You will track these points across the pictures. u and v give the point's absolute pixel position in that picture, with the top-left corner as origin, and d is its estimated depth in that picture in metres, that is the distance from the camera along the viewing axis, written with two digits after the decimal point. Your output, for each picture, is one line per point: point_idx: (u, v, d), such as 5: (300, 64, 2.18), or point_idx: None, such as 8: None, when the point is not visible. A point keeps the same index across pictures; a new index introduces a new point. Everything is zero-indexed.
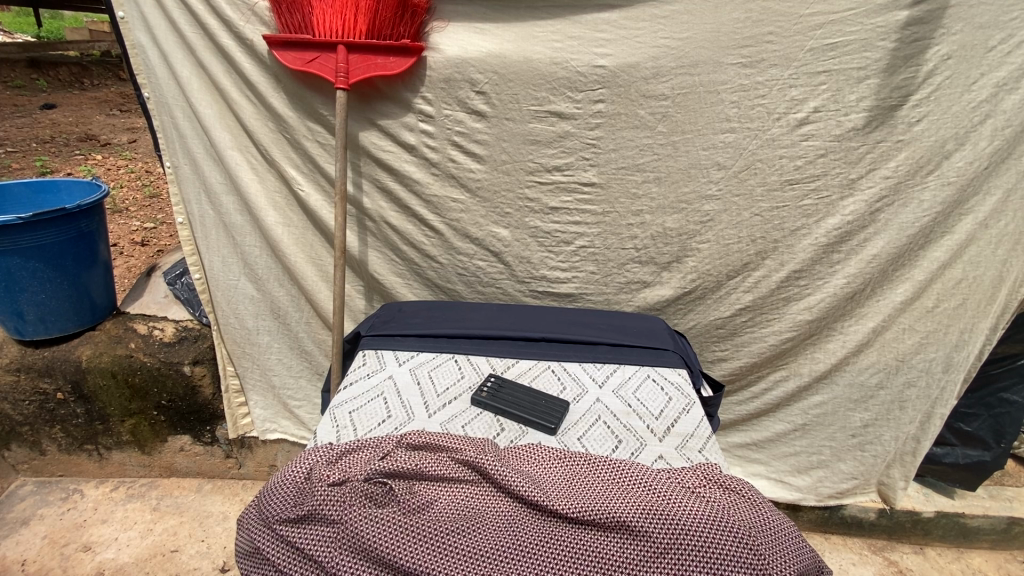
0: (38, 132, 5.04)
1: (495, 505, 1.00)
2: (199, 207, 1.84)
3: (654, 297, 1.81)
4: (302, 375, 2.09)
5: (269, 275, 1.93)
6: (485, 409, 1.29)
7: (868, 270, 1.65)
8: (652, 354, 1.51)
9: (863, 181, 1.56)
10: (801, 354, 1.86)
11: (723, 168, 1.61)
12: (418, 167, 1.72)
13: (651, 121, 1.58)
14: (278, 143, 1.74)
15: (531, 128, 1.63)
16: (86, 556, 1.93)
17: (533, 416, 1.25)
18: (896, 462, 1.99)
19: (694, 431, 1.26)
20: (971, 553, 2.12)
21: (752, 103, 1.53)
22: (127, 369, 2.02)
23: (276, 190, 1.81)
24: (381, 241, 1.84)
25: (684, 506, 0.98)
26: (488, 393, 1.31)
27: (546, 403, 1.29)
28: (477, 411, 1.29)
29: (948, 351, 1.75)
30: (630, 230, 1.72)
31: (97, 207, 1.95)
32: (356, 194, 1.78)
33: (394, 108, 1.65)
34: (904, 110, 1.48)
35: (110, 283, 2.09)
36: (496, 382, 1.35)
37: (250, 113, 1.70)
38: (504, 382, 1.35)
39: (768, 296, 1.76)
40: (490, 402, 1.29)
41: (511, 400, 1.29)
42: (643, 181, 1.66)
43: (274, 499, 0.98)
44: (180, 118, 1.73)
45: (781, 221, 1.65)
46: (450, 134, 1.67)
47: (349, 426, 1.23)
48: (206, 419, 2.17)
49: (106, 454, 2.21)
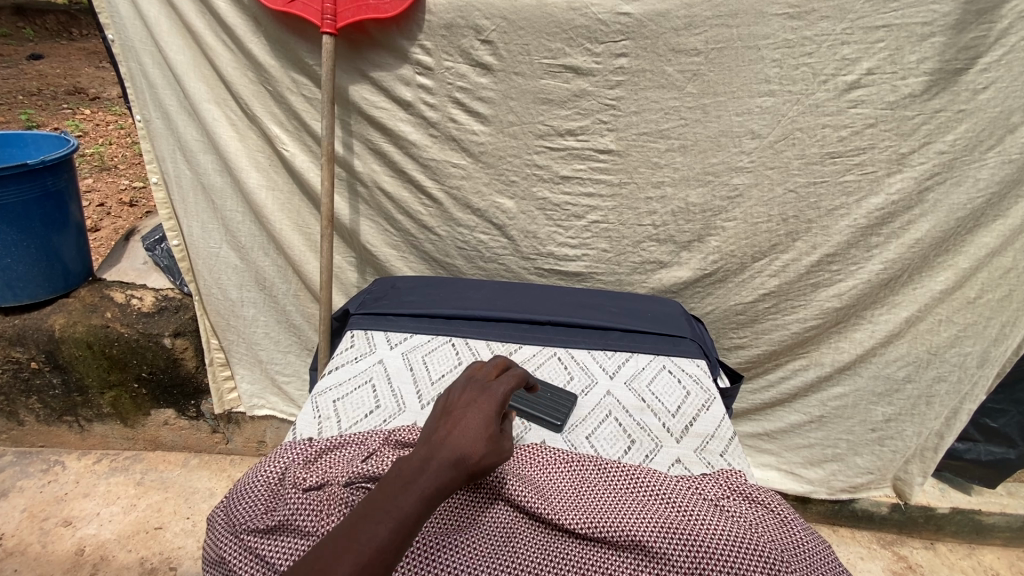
0: (25, 83, 4.79)
1: (492, 516, 0.89)
2: (175, 166, 1.67)
3: (670, 278, 1.67)
4: (291, 350, 1.97)
5: (253, 243, 1.78)
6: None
7: (910, 255, 1.50)
8: (669, 343, 1.37)
9: (914, 155, 1.40)
10: (824, 342, 1.73)
11: (758, 137, 1.43)
12: (415, 127, 1.54)
13: (680, 80, 1.40)
14: (259, 96, 1.55)
15: (544, 85, 1.45)
16: (67, 531, 1.87)
17: (537, 410, 1.13)
18: (915, 458, 1.88)
19: (715, 432, 1.14)
20: (984, 550, 2.04)
21: (796, 62, 1.34)
22: (103, 340, 1.89)
23: (258, 149, 1.64)
24: (375, 209, 1.68)
25: (706, 524, 0.87)
26: None
27: (551, 395, 1.17)
28: None
29: (986, 346, 1.61)
30: (648, 204, 1.56)
31: (64, 163, 1.79)
32: (345, 155, 1.61)
33: (388, 57, 1.46)
34: (970, 74, 1.29)
35: (84, 247, 1.94)
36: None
37: (227, 60, 1.51)
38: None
39: (795, 281, 1.61)
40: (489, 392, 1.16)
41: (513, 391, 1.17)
42: (667, 149, 1.49)
43: (244, 505, 0.88)
44: (149, 65, 1.54)
45: (818, 198, 1.49)
46: (451, 90, 1.48)
47: (332, 417, 1.11)
48: (189, 392, 2.06)
49: (87, 426, 2.12)
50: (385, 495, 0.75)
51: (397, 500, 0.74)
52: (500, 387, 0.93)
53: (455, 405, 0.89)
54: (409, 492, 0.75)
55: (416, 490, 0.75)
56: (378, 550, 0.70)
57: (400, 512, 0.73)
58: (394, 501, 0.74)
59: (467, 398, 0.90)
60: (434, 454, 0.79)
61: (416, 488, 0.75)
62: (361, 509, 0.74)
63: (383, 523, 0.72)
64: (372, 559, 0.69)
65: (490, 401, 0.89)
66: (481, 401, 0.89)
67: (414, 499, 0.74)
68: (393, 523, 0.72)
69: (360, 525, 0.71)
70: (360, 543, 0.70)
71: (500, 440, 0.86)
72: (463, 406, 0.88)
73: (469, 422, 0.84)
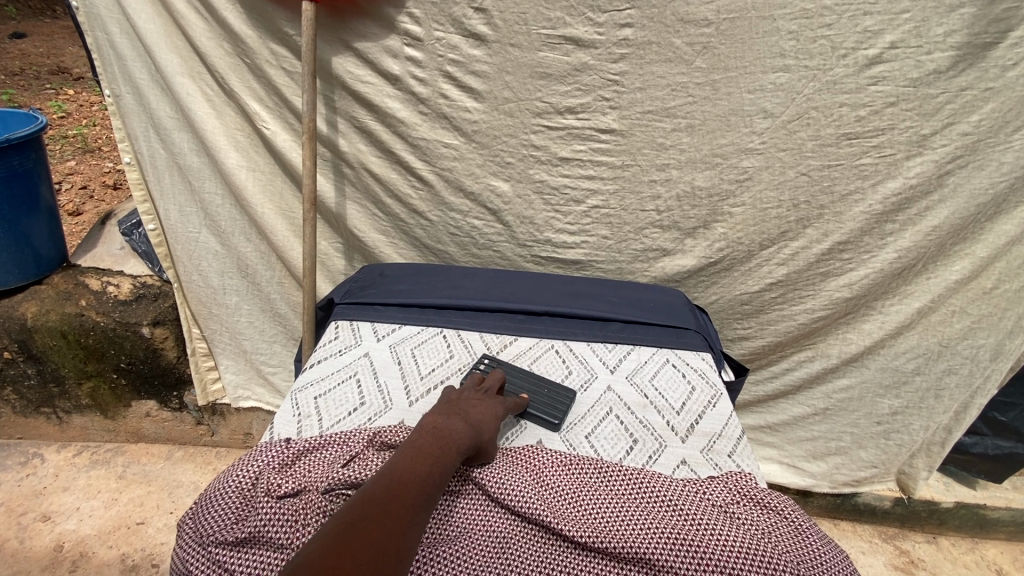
0: (5, 61, 4.60)
1: (484, 523, 0.83)
2: (149, 144, 1.57)
3: (673, 267, 1.59)
4: (277, 340, 1.89)
5: (234, 227, 1.69)
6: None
7: (926, 243, 1.42)
8: (673, 334, 1.30)
9: (936, 137, 1.31)
10: (832, 333, 1.66)
11: (769, 116, 1.35)
12: (403, 104, 1.45)
13: (689, 53, 1.31)
14: (235, 69, 1.45)
15: (542, 58, 1.35)
16: (44, 526, 1.80)
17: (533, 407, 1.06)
18: (921, 452, 1.83)
19: (722, 430, 1.07)
20: (986, 544, 2.00)
21: (814, 34, 1.25)
22: (78, 329, 1.80)
23: (237, 126, 1.54)
24: (362, 191, 1.59)
25: (715, 532, 0.80)
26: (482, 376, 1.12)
27: (548, 391, 1.10)
28: None
29: (1001, 338, 1.55)
30: (652, 187, 1.48)
31: (32, 141, 1.68)
32: (329, 134, 1.51)
33: (374, 27, 1.36)
34: (999, 49, 1.21)
35: (57, 230, 1.84)
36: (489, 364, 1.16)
37: (201, 29, 1.40)
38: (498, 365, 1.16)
39: (804, 270, 1.54)
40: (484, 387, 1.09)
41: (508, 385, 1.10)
42: (673, 129, 1.40)
43: (211, 513, 0.80)
44: (116, 34, 1.43)
45: (831, 182, 1.41)
46: (441, 63, 1.38)
47: (313, 415, 1.03)
48: (172, 383, 1.98)
49: (66, 418, 2.04)
50: (427, 446, 0.79)
51: (439, 452, 0.79)
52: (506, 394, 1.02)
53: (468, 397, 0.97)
54: (448, 449, 0.81)
55: (454, 447, 0.82)
56: (426, 490, 0.73)
57: (443, 461, 0.78)
58: (435, 451, 0.79)
59: (478, 396, 0.99)
60: (462, 421, 0.87)
61: (453, 445, 0.82)
62: (404, 455, 0.77)
63: (429, 468, 0.76)
64: (424, 494, 0.73)
65: (498, 401, 0.99)
66: (491, 398, 0.99)
67: (452, 455, 0.80)
68: (435, 471, 0.76)
69: (409, 465, 0.75)
70: (413, 479, 0.73)
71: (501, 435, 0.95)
72: (476, 399, 0.97)
73: (484, 412, 0.93)
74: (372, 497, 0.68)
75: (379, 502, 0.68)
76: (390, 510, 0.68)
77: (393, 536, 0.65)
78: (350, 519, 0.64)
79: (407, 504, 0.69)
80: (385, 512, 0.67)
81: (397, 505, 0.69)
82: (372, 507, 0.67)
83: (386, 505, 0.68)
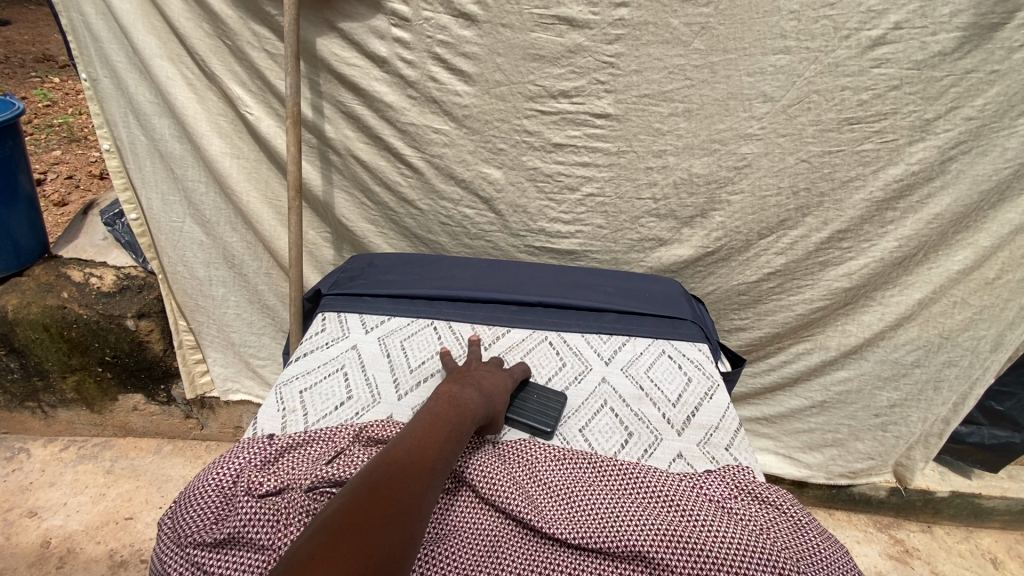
0: None
1: (475, 521, 0.80)
2: (128, 130, 1.52)
3: (670, 257, 1.56)
4: (265, 332, 1.86)
5: (219, 217, 1.64)
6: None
7: (928, 231, 1.40)
8: (669, 325, 1.27)
9: (939, 122, 1.28)
10: (830, 324, 1.63)
11: (770, 100, 1.31)
12: (391, 88, 1.40)
13: (687, 34, 1.26)
14: (216, 51, 1.39)
15: (534, 39, 1.30)
16: (30, 522, 1.77)
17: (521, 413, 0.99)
18: (918, 443, 1.81)
19: (719, 422, 1.04)
20: (981, 533, 2.01)
21: (816, 14, 1.21)
22: (60, 322, 1.75)
23: (220, 112, 1.49)
24: (350, 180, 1.55)
25: (713, 527, 0.78)
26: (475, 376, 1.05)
27: (538, 396, 1.04)
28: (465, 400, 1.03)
29: (1001, 329, 1.52)
30: (648, 175, 1.44)
31: (9, 128, 1.62)
32: (315, 119, 1.46)
33: (359, 7, 1.31)
34: (1007, 29, 1.17)
35: (37, 221, 1.79)
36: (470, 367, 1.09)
37: (179, 9, 1.34)
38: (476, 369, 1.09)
39: (802, 259, 1.51)
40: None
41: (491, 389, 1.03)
42: (670, 114, 1.36)
43: (190, 513, 0.77)
44: (91, 14, 1.37)
45: (832, 169, 1.37)
46: (430, 44, 1.34)
47: (298, 410, 1.00)
48: (159, 376, 1.94)
49: (52, 412, 2.00)
50: (442, 414, 0.82)
51: (455, 419, 0.82)
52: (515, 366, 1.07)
53: (479, 370, 1.01)
54: (462, 415, 0.84)
55: (468, 414, 0.85)
56: (446, 452, 0.76)
57: (457, 427, 0.81)
58: (450, 418, 0.82)
59: (488, 368, 1.03)
60: (475, 393, 0.91)
61: (466, 412, 0.85)
62: (421, 421, 0.79)
63: (448, 433, 0.79)
64: (444, 456, 0.75)
65: (507, 371, 1.04)
66: (501, 372, 1.03)
67: (466, 422, 0.84)
68: (454, 435, 0.80)
69: (428, 430, 0.78)
70: (433, 444, 0.75)
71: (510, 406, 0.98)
72: (486, 371, 1.01)
73: (494, 383, 0.97)
74: (395, 458, 0.70)
75: (403, 461, 0.70)
76: (413, 470, 0.70)
77: (416, 493, 0.67)
78: (374, 478, 0.66)
79: (429, 465, 0.72)
80: (408, 471, 0.69)
81: (419, 464, 0.71)
82: (395, 465, 0.69)
83: (409, 465, 0.70)
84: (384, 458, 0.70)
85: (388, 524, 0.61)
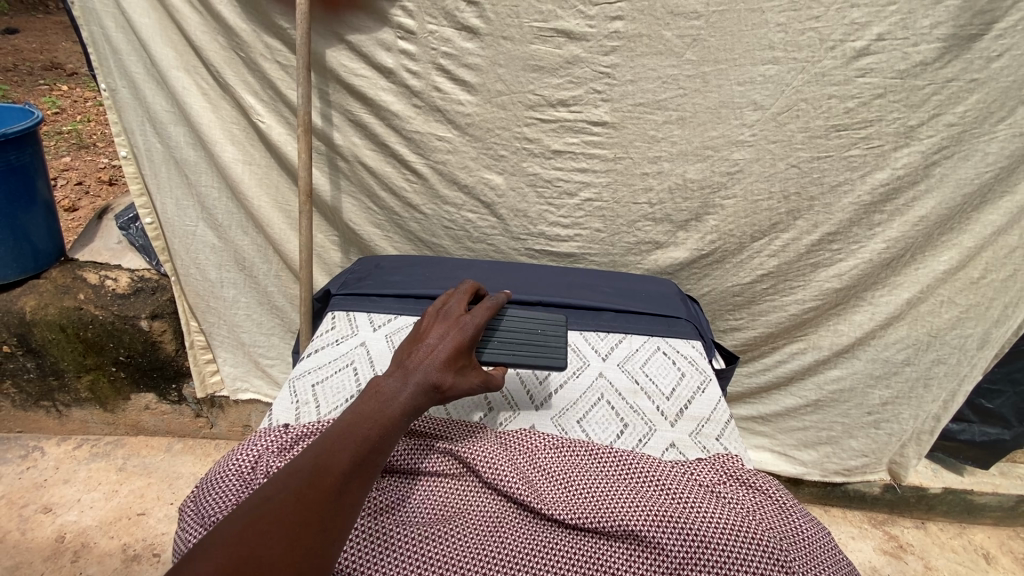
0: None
1: (479, 504, 0.85)
2: (145, 138, 1.58)
3: (666, 259, 1.62)
4: (274, 332, 1.92)
5: (231, 221, 1.70)
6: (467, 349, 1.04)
7: (914, 233, 1.45)
8: (664, 323, 1.33)
9: (922, 128, 1.33)
10: (822, 324, 1.68)
11: (760, 108, 1.37)
12: (398, 98, 1.46)
13: (679, 46, 1.32)
14: (231, 63, 1.46)
15: (534, 51, 1.36)
16: (46, 518, 1.82)
17: (534, 350, 1.09)
18: (911, 441, 1.84)
19: (711, 414, 1.10)
20: (974, 529, 2.04)
21: (802, 27, 1.27)
22: (76, 322, 1.81)
23: (233, 120, 1.55)
24: (357, 186, 1.61)
25: (701, 510, 0.83)
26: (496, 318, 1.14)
27: (542, 330, 1.15)
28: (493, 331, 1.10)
29: (988, 328, 1.57)
30: (644, 180, 1.50)
31: (29, 135, 1.69)
32: (324, 128, 1.52)
33: (367, 20, 1.37)
34: (984, 40, 1.23)
35: (55, 225, 1.85)
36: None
37: (195, 23, 1.41)
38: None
39: (794, 261, 1.57)
40: (487, 339, 1.07)
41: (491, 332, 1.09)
42: (665, 121, 1.42)
43: (213, 495, 0.82)
44: (111, 28, 1.44)
45: (821, 174, 1.43)
46: (435, 56, 1.40)
47: (311, 402, 1.05)
48: (170, 376, 2.00)
49: (66, 412, 2.05)
50: (362, 414, 0.76)
51: (379, 410, 0.76)
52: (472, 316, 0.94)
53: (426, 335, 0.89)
54: (390, 402, 0.77)
55: (395, 408, 0.77)
56: (358, 458, 0.71)
57: (378, 430, 0.74)
58: (369, 418, 0.75)
59: (439, 328, 0.90)
60: (415, 368, 0.82)
61: (393, 405, 0.77)
62: (345, 420, 0.75)
63: (365, 431, 0.74)
64: (354, 460, 0.71)
65: (464, 326, 0.91)
66: (453, 330, 0.90)
67: (393, 418, 0.76)
68: (372, 440, 0.73)
69: (338, 440, 0.72)
70: (343, 448, 0.71)
71: (468, 371, 0.88)
72: (435, 335, 0.89)
73: (440, 348, 0.86)
74: (293, 474, 0.68)
75: (295, 478, 0.67)
76: (306, 497, 0.66)
77: (302, 514, 0.65)
78: (263, 500, 0.65)
79: (331, 475, 0.68)
80: (298, 494, 0.66)
81: (315, 488, 0.67)
82: (284, 489, 0.66)
83: (299, 493, 0.66)
84: (278, 484, 0.67)
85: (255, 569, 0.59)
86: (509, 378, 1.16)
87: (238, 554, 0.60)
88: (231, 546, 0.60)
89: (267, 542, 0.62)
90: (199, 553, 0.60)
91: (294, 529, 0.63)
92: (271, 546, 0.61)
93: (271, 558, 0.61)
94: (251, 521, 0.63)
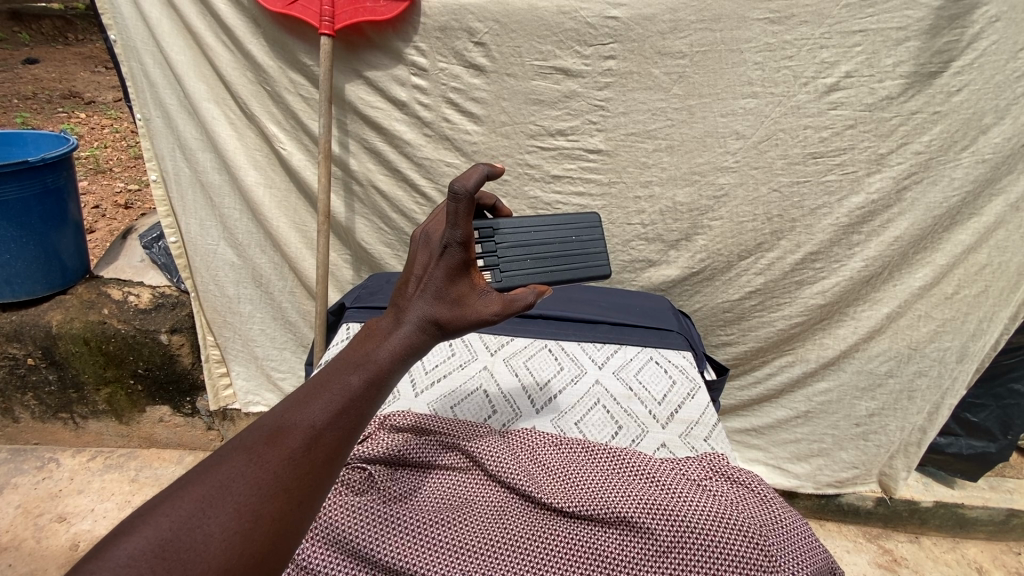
0: (19, 87, 4.70)
1: (486, 495, 0.93)
2: (175, 163, 1.71)
3: (660, 276, 1.72)
4: (287, 346, 2.01)
5: (250, 240, 1.81)
6: (517, 284, 1.04)
7: (890, 252, 1.55)
8: (656, 335, 1.42)
9: (892, 156, 1.45)
10: (809, 338, 1.77)
11: (742, 137, 1.49)
12: (410, 127, 1.59)
13: (666, 82, 1.45)
14: (257, 96, 1.60)
15: (535, 86, 1.50)
16: (61, 527, 1.86)
17: (574, 263, 1.14)
18: (899, 452, 1.90)
19: (699, 418, 1.18)
20: (967, 543, 2.08)
21: (777, 65, 1.40)
22: (100, 335, 1.90)
23: (256, 148, 1.68)
24: (370, 208, 1.72)
25: (689, 499, 0.90)
26: (524, 227, 1.10)
27: (577, 236, 1.16)
28: (523, 243, 1.08)
29: (965, 341, 1.64)
30: (637, 203, 1.61)
31: (64, 161, 1.82)
32: (341, 155, 1.65)
33: (383, 58, 1.51)
34: (943, 77, 1.35)
35: (82, 244, 1.97)
36: (491, 233, 1.06)
37: (227, 60, 1.55)
38: (500, 232, 1.07)
39: (780, 278, 1.67)
40: (523, 259, 1.07)
41: (531, 254, 1.08)
42: (655, 149, 1.54)
43: None
44: (150, 64, 1.58)
45: (801, 198, 1.54)
46: (445, 90, 1.53)
47: None
48: (185, 389, 2.08)
49: (83, 423, 2.13)
50: (341, 364, 0.68)
51: (358, 360, 0.68)
52: (450, 228, 0.73)
53: (409, 268, 0.75)
54: (369, 352, 0.68)
55: (382, 353, 0.69)
56: (329, 415, 0.63)
57: (358, 375, 0.66)
58: (349, 366, 0.67)
59: (421, 257, 0.76)
60: (403, 313, 0.72)
61: (381, 351, 0.69)
62: (322, 372, 0.67)
63: (340, 381, 0.65)
64: (323, 413, 0.63)
65: (451, 240, 0.73)
66: (437, 255, 0.74)
67: (380, 364, 0.68)
68: (350, 388, 0.65)
69: (309, 391, 0.65)
70: (313, 401, 0.63)
71: (470, 300, 0.75)
72: (419, 266, 0.75)
73: (432, 282, 0.73)
74: (254, 432, 0.61)
75: (254, 435, 0.60)
76: (263, 454, 0.59)
77: (258, 476, 0.58)
78: (215, 462, 0.58)
79: (294, 432, 0.61)
80: (252, 453, 0.59)
81: (273, 446, 0.59)
82: (241, 446, 0.59)
83: (255, 450, 0.59)
84: (235, 440, 0.61)
85: (196, 541, 0.53)
86: (511, 384, 1.25)
87: (174, 523, 0.53)
88: (168, 515, 0.53)
89: (214, 507, 0.55)
90: (131, 525, 0.53)
91: (248, 493, 0.56)
92: (220, 511, 0.55)
93: (219, 525, 0.54)
94: (196, 484, 0.56)
